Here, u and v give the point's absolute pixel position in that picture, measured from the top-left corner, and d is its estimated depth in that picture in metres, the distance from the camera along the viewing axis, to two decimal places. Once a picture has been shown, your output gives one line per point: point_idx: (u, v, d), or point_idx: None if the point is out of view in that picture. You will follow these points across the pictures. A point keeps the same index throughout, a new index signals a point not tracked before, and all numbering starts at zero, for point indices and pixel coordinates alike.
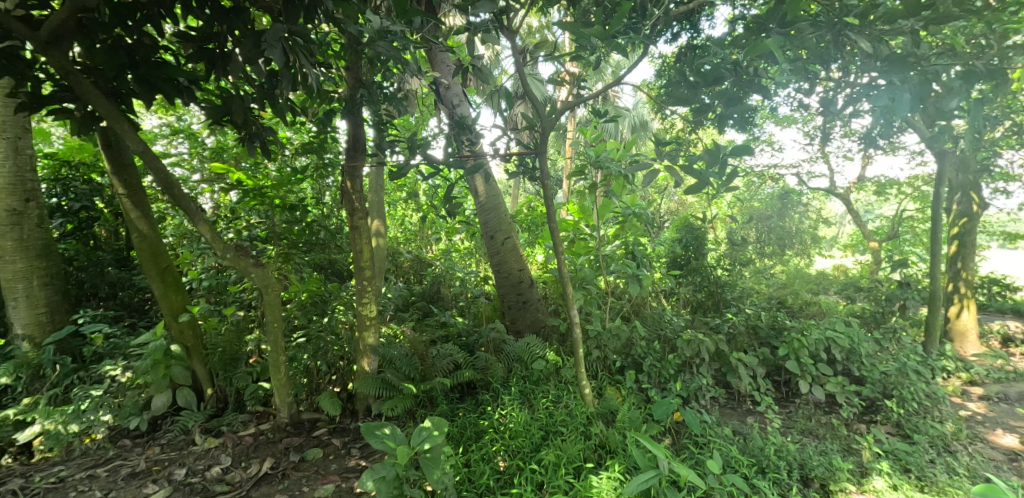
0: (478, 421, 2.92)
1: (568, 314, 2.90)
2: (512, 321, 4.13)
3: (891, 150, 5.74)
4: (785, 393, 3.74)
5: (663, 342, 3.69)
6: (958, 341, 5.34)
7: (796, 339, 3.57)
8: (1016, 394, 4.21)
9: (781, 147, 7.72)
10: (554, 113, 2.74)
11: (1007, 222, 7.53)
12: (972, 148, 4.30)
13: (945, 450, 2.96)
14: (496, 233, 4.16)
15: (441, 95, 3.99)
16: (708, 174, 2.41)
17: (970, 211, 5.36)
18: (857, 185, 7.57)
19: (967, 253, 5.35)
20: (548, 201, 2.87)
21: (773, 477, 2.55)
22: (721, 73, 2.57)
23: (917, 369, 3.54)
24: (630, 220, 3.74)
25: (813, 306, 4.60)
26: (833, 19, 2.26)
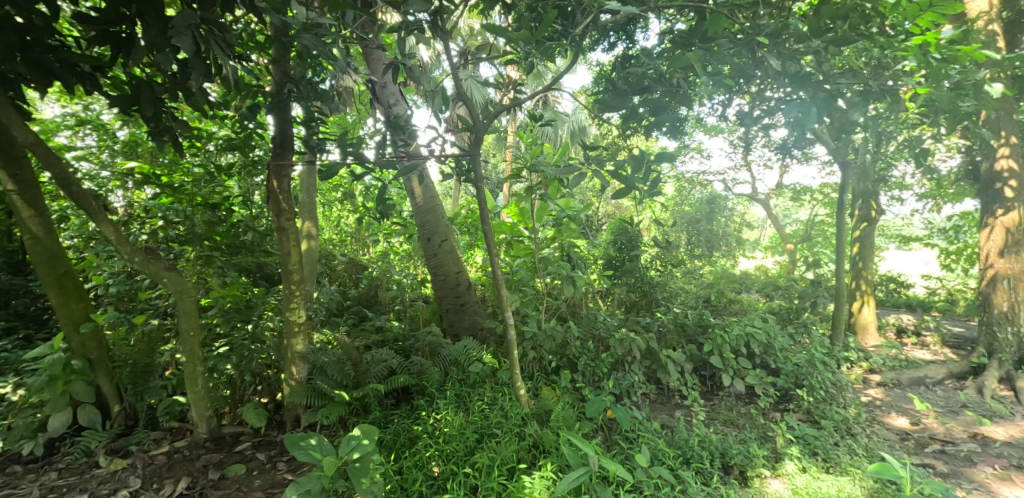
0: (412, 426, 2.86)
1: (503, 317, 2.88)
2: (450, 324, 4.09)
3: (805, 159, 6.22)
4: (710, 387, 3.94)
5: (597, 342, 3.78)
6: (859, 334, 5.83)
7: (719, 335, 3.77)
8: (907, 379, 4.67)
9: (708, 155, 8.20)
10: (488, 115, 2.72)
11: (902, 227, 8.37)
12: (869, 160, 4.78)
13: (847, 433, 3.23)
14: (433, 235, 4.12)
15: (377, 94, 3.91)
16: (633, 180, 2.50)
17: (868, 217, 5.91)
18: (776, 192, 8.18)
19: (867, 253, 5.90)
20: (483, 203, 2.84)
21: (696, 467, 2.67)
22: (649, 83, 2.67)
23: (824, 360, 3.84)
24: (566, 223, 3.81)
25: (736, 304, 4.90)
26: (748, 38, 2.39)
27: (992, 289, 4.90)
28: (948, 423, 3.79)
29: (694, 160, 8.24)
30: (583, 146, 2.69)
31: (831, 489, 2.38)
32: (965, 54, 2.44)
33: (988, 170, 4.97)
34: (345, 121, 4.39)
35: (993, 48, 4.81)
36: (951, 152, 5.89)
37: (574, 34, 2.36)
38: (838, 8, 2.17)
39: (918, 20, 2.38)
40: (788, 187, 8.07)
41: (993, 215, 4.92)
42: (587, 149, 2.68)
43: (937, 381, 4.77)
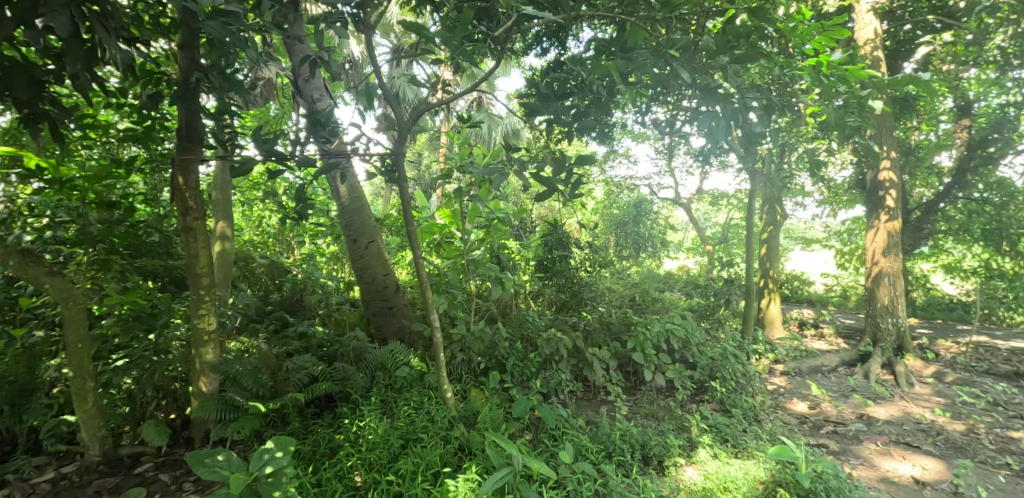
0: (333, 436, 2.75)
1: (429, 319, 2.83)
2: (377, 329, 3.97)
3: (722, 166, 6.66)
4: (633, 382, 4.11)
5: (525, 342, 3.83)
6: (767, 327, 6.31)
7: (642, 332, 3.93)
8: (806, 368, 5.14)
9: (635, 161, 8.60)
10: (414, 113, 2.68)
11: (805, 230, 9.19)
12: (774, 168, 5.21)
13: (754, 419, 3.50)
14: (359, 237, 3.99)
15: (300, 88, 3.74)
16: (553, 182, 2.52)
17: (774, 221, 6.41)
18: (696, 196, 8.72)
19: (773, 254, 6.36)
20: (407, 204, 2.79)
21: (617, 460, 2.78)
22: (570, 88, 2.74)
23: (735, 352, 4.12)
24: (495, 225, 3.82)
25: (659, 302, 5.16)
26: (661, 51, 2.53)
27: (876, 285, 5.49)
28: (839, 406, 4.20)
29: (622, 165, 8.62)
30: (505, 148, 2.68)
31: (738, 473, 2.54)
32: (852, 75, 2.68)
33: (874, 180, 5.58)
34: (267, 114, 4.16)
35: (875, 71, 5.42)
36: (844, 164, 6.57)
37: (493, 35, 2.34)
38: (740, 28, 2.33)
39: (812, 42, 2.61)
40: (706, 192, 8.63)
41: (876, 220, 5.52)
42: (509, 150, 2.68)
43: (831, 368, 5.28)
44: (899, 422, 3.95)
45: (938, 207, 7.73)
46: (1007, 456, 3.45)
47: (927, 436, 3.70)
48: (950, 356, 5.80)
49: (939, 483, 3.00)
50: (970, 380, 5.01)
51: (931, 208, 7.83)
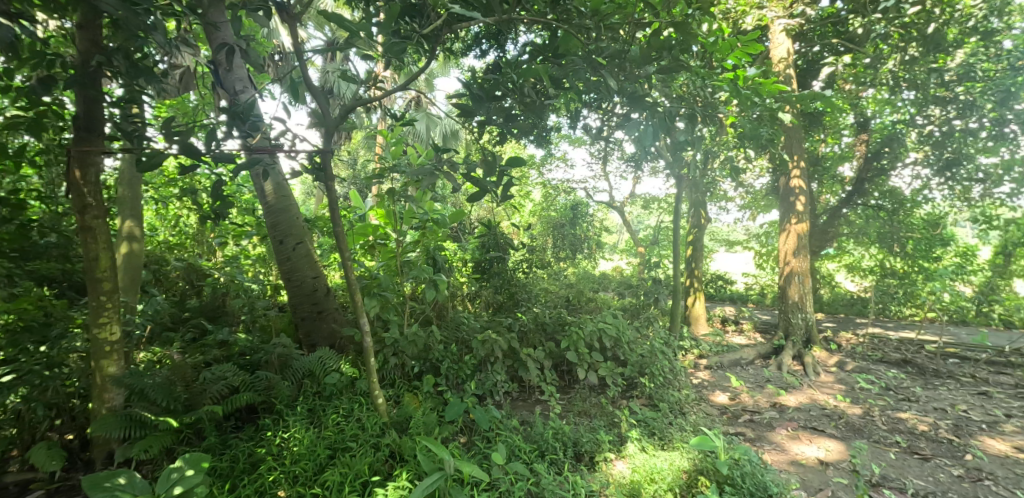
0: (254, 449, 2.61)
1: (359, 324, 2.75)
2: (306, 334, 3.81)
3: (653, 171, 6.97)
4: (567, 381, 4.20)
5: (460, 344, 3.82)
6: (692, 324, 6.66)
7: (575, 332, 4.03)
8: (727, 361, 5.49)
9: (572, 165, 8.81)
10: (344, 109, 2.59)
11: (728, 232, 9.80)
12: (698, 175, 5.50)
13: (679, 412, 3.69)
14: (286, 238, 3.80)
15: (221, 79, 3.51)
16: (486, 184, 2.50)
17: (698, 224, 6.70)
18: (630, 200, 9.09)
19: (698, 255, 6.71)
20: (335, 205, 2.69)
21: (550, 458, 2.83)
22: (503, 90, 2.71)
23: (663, 349, 4.31)
24: (430, 226, 3.77)
25: (593, 302, 5.32)
26: (591, 58, 2.58)
27: (787, 283, 5.97)
28: (755, 396, 4.52)
29: (559, 169, 8.82)
30: (434, 149, 2.65)
31: (664, 463, 2.65)
32: (764, 89, 2.92)
33: (786, 186, 6.02)
34: (184, 104, 3.87)
35: (787, 88, 5.88)
36: (761, 171, 7.09)
37: (422, 32, 2.28)
38: (664, 41, 2.50)
39: (731, 56, 2.78)
40: (639, 196, 9.02)
41: (788, 224, 5.98)
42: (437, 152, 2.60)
43: (749, 361, 5.67)
44: (807, 409, 4.30)
45: (842, 212, 8.50)
46: (896, 435, 3.85)
47: (830, 421, 4.06)
48: (850, 347, 6.41)
49: (840, 463, 3.30)
50: (866, 368, 5.56)
51: (835, 213, 8.59)
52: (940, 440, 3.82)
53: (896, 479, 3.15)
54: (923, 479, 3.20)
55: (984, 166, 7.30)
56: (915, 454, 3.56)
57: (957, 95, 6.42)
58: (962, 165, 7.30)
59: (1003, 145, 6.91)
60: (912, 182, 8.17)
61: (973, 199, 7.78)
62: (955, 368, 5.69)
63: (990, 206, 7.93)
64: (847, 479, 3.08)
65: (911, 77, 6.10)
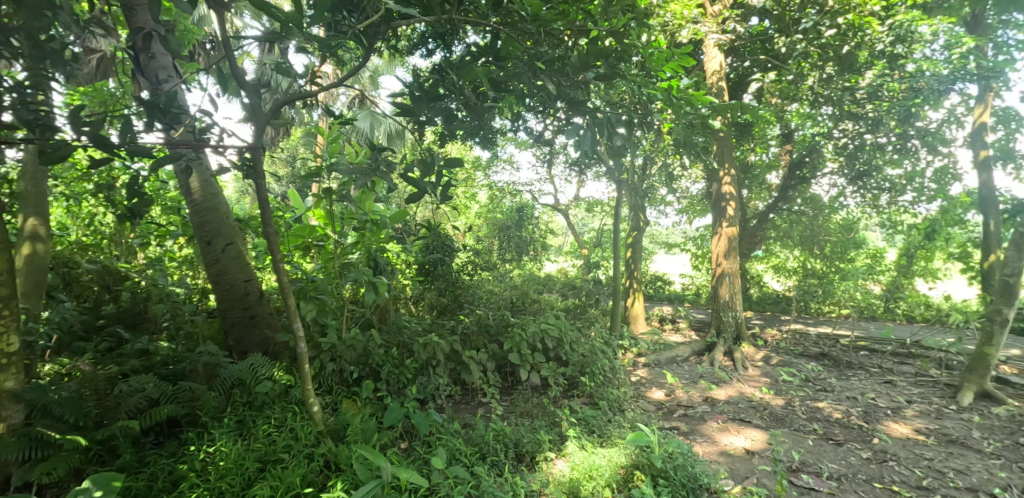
0: (176, 466, 2.46)
1: (293, 329, 2.63)
2: (236, 342, 3.61)
3: (596, 175, 7.16)
4: (510, 382, 4.24)
5: (401, 348, 3.75)
6: (631, 324, 6.88)
7: (518, 334, 4.07)
8: (664, 359, 5.74)
9: (518, 167, 8.90)
10: (277, 103, 2.49)
11: (667, 235, 10.23)
12: (638, 179, 5.71)
13: (618, 409, 3.81)
14: (215, 238, 3.59)
15: (143, 67, 3.29)
16: (424, 185, 2.47)
17: (638, 227, 6.96)
18: (574, 203, 9.29)
19: (637, 257, 6.95)
20: (265, 205, 2.57)
21: (491, 460, 2.84)
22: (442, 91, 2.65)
23: (603, 348, 4.43)
24: (372, 227, 3.67)
25: (536, 303, 5.39)
26: (531, 62, 2.61)
27: (719, 283, 6.28)
28: (689, 392, 4.74)
29: (505, 171, 8.89)
30: (370, 148, 2.59)
31: (602, 460, 2.72)
32: (695, 99, 3.08)
33: (717, 191, 6.36)
34: (101, 92, 3.58)
35: (719, 100, 6.23)
36: (696, 177, 7.46)
37: (358, 26, 2.22)
38: (602, 48, 2.55)
39: (665, 66, 2.91)
40: (583, 199, 9.24)
41: (720, 227, 6.33)
42: (373, 150, 2.53)
43: (684, 358, 5.94)
44: (735, 402, 4.57)
45: (769, 216, 9.28)
46: (813, 423, 4.17)
47: (756, 412, 4.33)
48: (775, 342, 6.87)
49: (763, 451, 3.53)
50: (789, 362, 5.97)
51: (763, 217, 9.17)
52: (852, 426, 4.17)
53: (813, 464, 3.41)
54: (837, 462, 3.48)
55: (891, 176, 8.05)
56: (830, 440, 3.86)
57: (866, 111, 7.05)
58: (872, 175, 8.02)
59: (906, 158, 7.64)
60: (830, 190, 8.86)
61: (881, 205, 8.56)
62: (864, 359, 6.23)
63: (895, 213, 8.75)
64: (769, 465, 3.29)
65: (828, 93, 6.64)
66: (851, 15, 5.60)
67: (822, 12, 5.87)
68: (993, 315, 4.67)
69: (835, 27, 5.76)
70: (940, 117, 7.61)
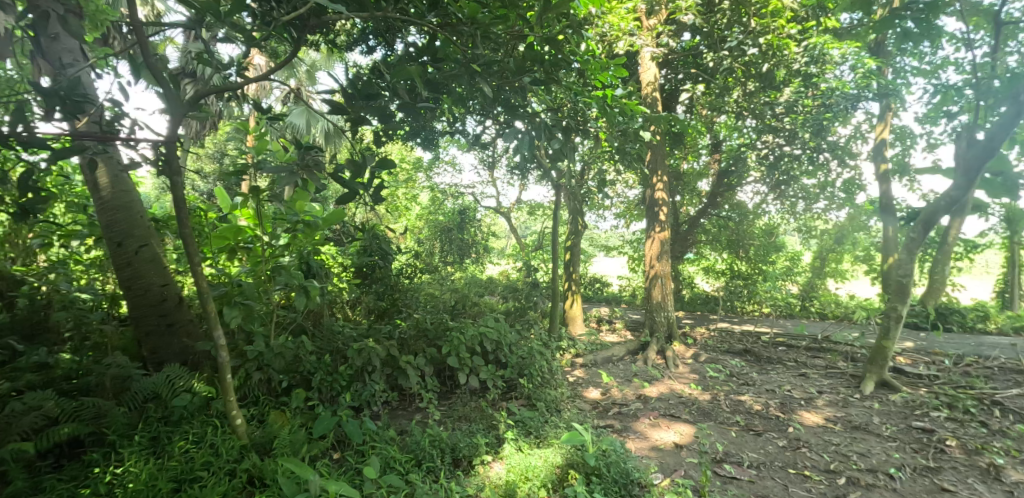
0: (77, 490, 2.26)
1: (213, 337, 2.48)
2: (151, 351, 3.36)
3: (538, 179, 7.27)
4: (448, 386, 4.22)
5: (335, 355, 3.64)
6: (570, 324, 7.05)
7: (456, 337, 4.04)
8: (601, 358, 5.93)
9: (460, 170, 8.88)
10: (197, 95, 2.35)
11: (607, 238, 10.55)
12: (577, 184, 5.85)
13: (555, 410, 3.88)
14: (127, 239, 3.32)
15: (43, 49, 3.00)
16: (355, 187, 2.39)
17: (577, 231, 7.13)
18: (516, 206, 9.38)
19: (576, 260, 7.12)
20: (182, 206, 2.42)
21: (427, 467, 2.82)
22: (375, 90, 2.55)
23: (541, 350, 4.50)
24: (303, 228, 3.52)
25: (477, 306, 5.40)
26: (467, 64, 2.60)
27: (652, 285, 6.55)
28: (623, 390, 4.91)
29: (448, 173, 8.84)
30: (298, 147, 2.48)
31: (538, 461, 2.77)
32: (628, 108, 3.19)
33: (651, 197, 6.64)
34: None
35: (653, 110, 6.52)
36: (633, 183, 7.76)
37: (284, 20, 2.13)
38: (538, 54, 2.59)
39: (599, 75, 3.01)
40: (525, 203, 9.36)
41: (653, 231, 6.61)
42: (300, 147, 2.40)
43: (620, 357, 6.16)
44: (667, 398, 4.79)
45: (700, 221, 9.75)
46: (736, 415, 4.45)
47: (685, 407, 4.56)
48: (703, 340, 7.28)
49: (690, 444, 3.72)
50: (715, 358, 6.34)
51: (694, 222, 9.69)
52: (770, 416, 4.49)
53: (735, 455, 3.63)
54: (756, 452, 3.73)
55: (807, 186, 8.74)
56: (751, 431, 4.14)
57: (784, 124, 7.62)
58: (790, 185, 8.67)
59: (819, 170, 8.32)
60: (753, 197, 9.47)
61: (798, 212, 9.28)
62: (782, 354, 6.72)
63: (810, 219, 9.50)
64: (696, 458, 3.48)
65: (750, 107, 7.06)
66: (770, 36, 5.98)
67: (746, 31, 6.21)
68: (890, 312, 5.19)
69: (757, 46, 6.10)
70: (848, 132, 8.37)
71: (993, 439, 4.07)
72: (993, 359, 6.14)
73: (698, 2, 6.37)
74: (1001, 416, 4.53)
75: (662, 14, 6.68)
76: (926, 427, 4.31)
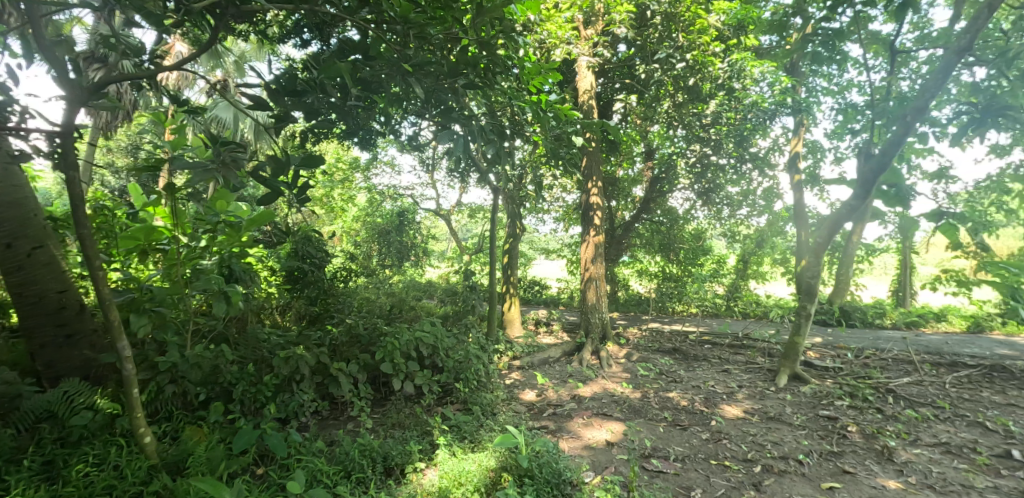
0: None
1: (117, 349, 2.30)
2: (46, 365, 3.05)
3: (477, 181, 7.28)
4: (383, 393, 4.14)
5: (259, 364, 3.47)
6: (508, 327, 7.12)
7: (391, 342, 3.96)
8: (537, 360, 6.03)
9: (399, 171, 8.71)
10: (101, 85, 2.17)
11: (546, 240, 10.73)
12: (515, 188, 5.93)
13: (491, 413, 3.92)
14: (17, 240, 2.99)
15: None
16: (279, 188, 2.29)
17: (515, 234, 7.22)
18: (456, 208, 9.34)
19: (514, 263, 7.20)
20: (81, 208, 2.23)
21: (356, 478, 2.76)
22: (302, 86, 2.43)
23: (478, 353, 4.52)
24: (223, 229, 3.31)
25: (413, 310, 5.33)
26: (399, 64, 2.57)
27: (587, 287, 6.75)
28: (558, 391, 5.03)
29: (386, 174, 8.65)
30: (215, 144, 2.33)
31: (471, 465, 2.78)
32: (561, 115, 3.27)
33: (587, 201, 6.83)
34: None
35: (589, 117, 6.70)
36: (570, 188, 7.97)
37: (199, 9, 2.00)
38: (472, 57, 2.60)
39: (534, 81, 3.07)
40: (465, 205, 9.36)
41: (588, 235, 6.81)
42: (216, 144, 2.27)
43: (556, 359, 6.29)
44: (600, 397, 4.95)
45: (634, 226, 10.16)
46: (664, 411, 4.68)
47: (617, 406, 4.74)
48: (635, 340, 7.58)
49: (620, 441, 3.87)
50: (646, 357, 6.63)
51: (629, 226, 10.09)
52: (695, 411, 4.76)
53: (662, 449, 3.82)
54: (682, 445, 3.95)
55: (731, 193, 9.33)
56: (677, 426, 4.37)
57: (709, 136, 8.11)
58: (716, 192, 9.22)
59: (741, 179, 8.90)
60: (683, 203, 9.97)
61: (723, 217, 9.88)
62: (706, 352, 7.14)
63: (734, 225, 10.18)
64: (626, 454, 3.62)
65: (679, 118, 7.44)
66: (696, 52, 6.36)
67: (675, 46, 6.57)
68: (800, 310, 5.68)
69: (684, 61, 6.47)
70: (767, 144, 9.04)
71: (887, 424, 4.54)
72: (887, 352, 6.85)
73: (631, 16, 6.63)
74: (893, 402, 5.06)
75: (598, 25, 6.92)
76: (831, 415, 4.74)
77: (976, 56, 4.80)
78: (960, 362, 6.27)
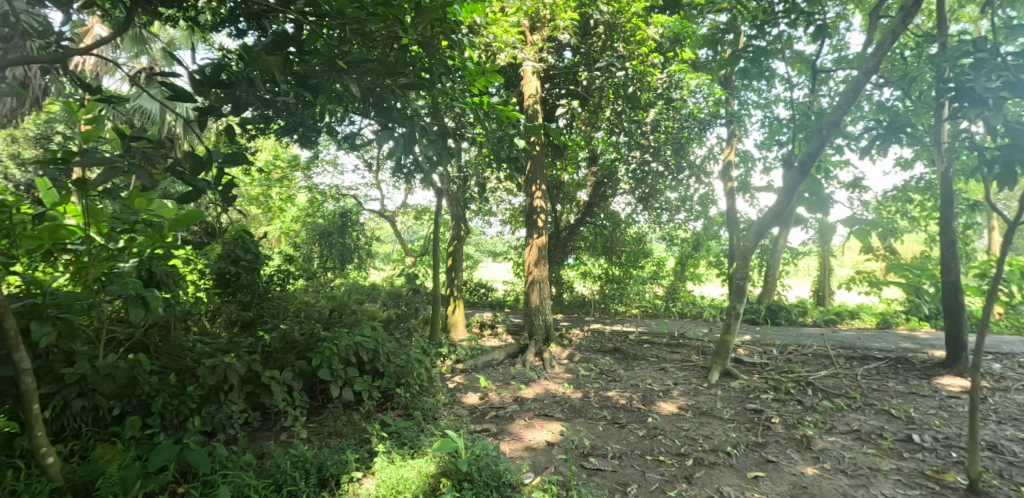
0: None
1: (13, 362, 2.10)
2: None
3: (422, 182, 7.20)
4: (319, 401, 4.00)
5: (183, 374, 3.27)
6: (453, 330, 7.07)
7: (328, 348, 3.84)
8: (481, 363, 6.04)
9: (341, 170, 8.46)
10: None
11: (492, 243, 10.75)
12: (460, 189, 5.91)
13: (432, 417, 3.89)
14: None
15: None
16: (203, 186, 2.15)
17: (460, 236, 7.20)
18: (401, 209, 9.19)
19: (459, 266, 7.18)
20: None
21: (287, 490, 2.67)
22: (230, 78, 2.29)
23: (421, 357, 4.47)
24: (143, 229, 3.09)
25: (354, 313, 5.19)
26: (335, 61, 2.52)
27: (531, 289, 6.85)
28: (500, 393, 5.07)
29: (328, 173, 8.37)
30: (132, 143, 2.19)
31: (410, 472, 2.76)
32: (503, 117, 3.30)
33: (531, 204, 6.91)
34: None
35: (534, 121, 6.77)
36: (516, 191, 8.03)
37: None
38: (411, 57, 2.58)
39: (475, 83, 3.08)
40: (411, 207, 9.20)
41: (531, 238, 6.90)
42: (131, 141, 2.12)
43: (500, 361, 6.33)
44: (542, 398, 5.03)
45: (579, 229, 10.38)
46: (603, 410, 4.83)
47: (558, 406, 4.84)
48: (578, 341, 7.75)
49: (561, 441, 3.96)
50: (588, 358, 6.81)
51: (574, 229, 10.28)
52: (632, 409, 4.95)
53: (601, 447, 3.94)
54: (620, 442, 4.10)
55: (670, 199, 9.75)
56: (616, 424, 4.52)
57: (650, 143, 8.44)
58: (657, 197, 9.59)
59: (679, 185, 9.31)
60: (626, 208, 10.31)
61: (663, 222, 10.31)
62: (645, 352, 7.42)
63: (673, 229, 10.63)
64: (565, 454, 3.71)
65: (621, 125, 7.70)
66: (635, 62, 6.62)
67: (617, 56, 6.80)
68: (731, 310, 6.02)
69: (625, 70, 6.71)
70: (703, 152, 9.53)
71: (806, 414, 4.91)
72: (807, 348, 7.40)
73: (576, 24, 6.82)
74: (812, 394, 5.48)
75: (544, 31, 7.03)
76: (757, 408, 5.07)
77: (884, 77, 5.27)
78: (870, 356, 6.88)
